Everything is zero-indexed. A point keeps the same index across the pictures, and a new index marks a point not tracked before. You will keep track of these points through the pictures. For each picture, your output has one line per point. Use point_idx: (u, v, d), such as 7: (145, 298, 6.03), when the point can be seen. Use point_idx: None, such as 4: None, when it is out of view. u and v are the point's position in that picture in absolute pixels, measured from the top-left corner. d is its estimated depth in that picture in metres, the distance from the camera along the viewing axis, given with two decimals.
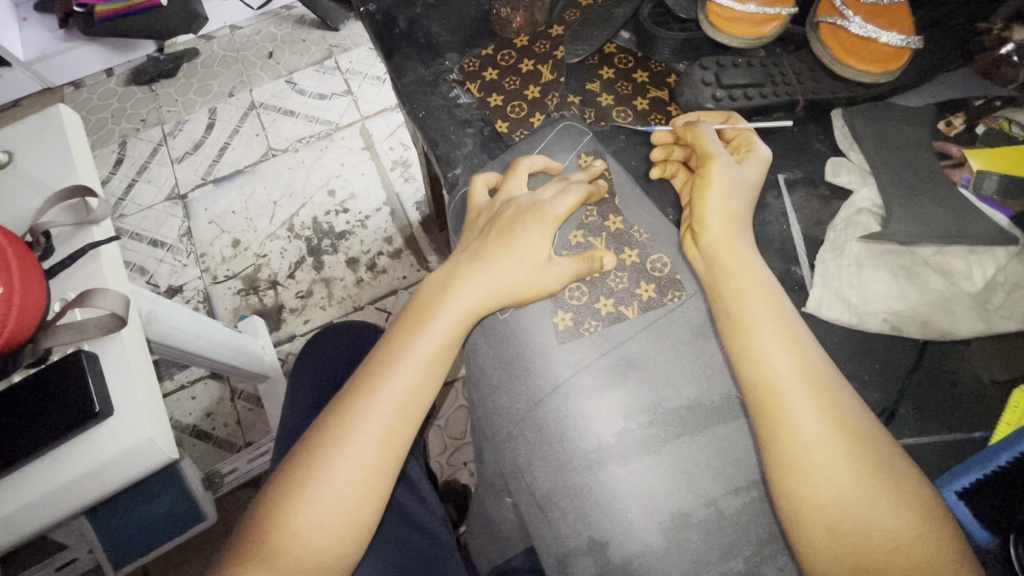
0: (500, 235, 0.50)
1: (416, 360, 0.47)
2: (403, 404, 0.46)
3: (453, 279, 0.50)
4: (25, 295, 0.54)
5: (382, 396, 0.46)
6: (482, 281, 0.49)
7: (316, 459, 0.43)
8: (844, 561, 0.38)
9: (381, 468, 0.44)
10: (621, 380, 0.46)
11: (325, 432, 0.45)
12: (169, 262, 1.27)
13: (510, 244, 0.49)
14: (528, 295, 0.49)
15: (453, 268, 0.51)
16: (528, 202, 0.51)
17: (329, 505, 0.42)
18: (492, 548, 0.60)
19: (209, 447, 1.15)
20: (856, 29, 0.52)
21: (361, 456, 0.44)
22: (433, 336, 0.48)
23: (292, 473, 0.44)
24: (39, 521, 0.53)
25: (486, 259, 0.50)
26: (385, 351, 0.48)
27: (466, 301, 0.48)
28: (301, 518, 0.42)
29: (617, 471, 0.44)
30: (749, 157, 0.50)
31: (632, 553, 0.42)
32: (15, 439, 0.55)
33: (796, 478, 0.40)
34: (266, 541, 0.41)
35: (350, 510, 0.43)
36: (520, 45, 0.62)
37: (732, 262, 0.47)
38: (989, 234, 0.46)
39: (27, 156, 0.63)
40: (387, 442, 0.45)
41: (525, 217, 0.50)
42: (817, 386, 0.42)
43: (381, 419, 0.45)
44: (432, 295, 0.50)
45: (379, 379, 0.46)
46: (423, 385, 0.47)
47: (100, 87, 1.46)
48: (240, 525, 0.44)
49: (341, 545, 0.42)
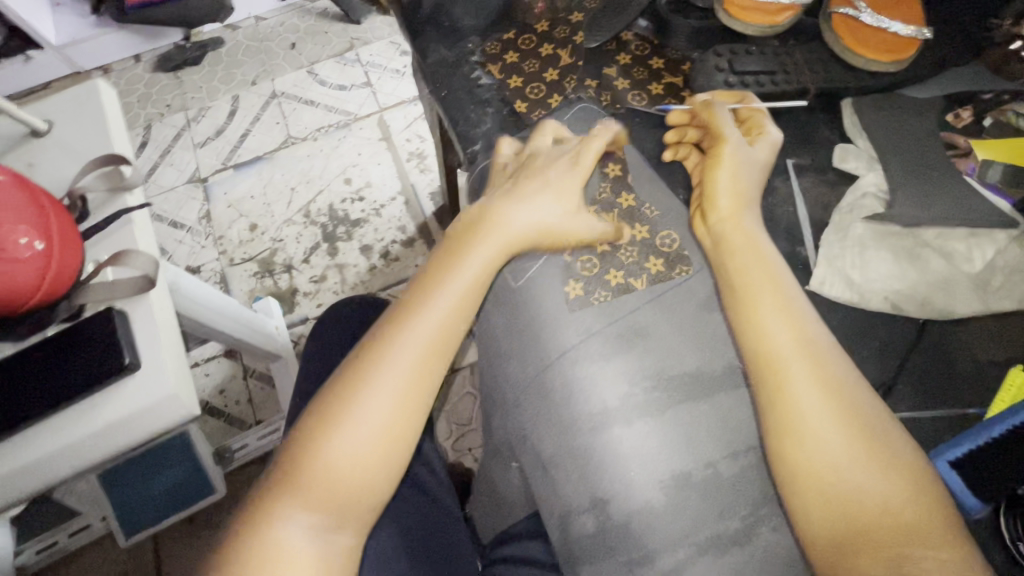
0: (533, 178, 0.53)
1: (446, 302, 0.48)
2: (433, 345, 0.47)
3: (482, 226, 0.52)
4: (63, 253, 0.56)
5: (412, 337, 0.47)
6: (516, 223, 0.51)
7: (351, 389, 0.45)
8: (837, 522, 0.40)
9: (413, 399, 0.46)
10: (626, 348, 0.48)
11: (361, 362, 0.46)
12: (188, 243, 1.30)
13: (544, 187, 0.52)
14: (562, 239, 0.52)
15: (481, 214, 0.53)
16: (555, 155, 0.54)
17: (363, 435, 0.44)
18: (496, 514, 0.62)
19: (220, 424, 1.18)
20: (868, 19, 0.54)
21: (392, 394, 0.45)
22: (462, 279, 0.49)
23: (325, 406, 0.45)
24: (60, 470, 0.56)
25: (520, 198, 0.52)
26: (418, 290, 0.50)
27: (493, 249, 0.50)
28: (334, 454, 0.43)
29: (620, 432, 0.45)
30: (760, 139, 0.52)
31: (632, 511, 0.44)
32: (42, 389, 0.57)
33: (792, 443, 0.42)
34: (303, 467, 0.43)
35: (385, 438, 0.44)
36: (541, 31, 0.63)
37: (739, 241, 0.49)
38: (992, 218, 0.47)
39: (65, 125, 0.66)
40: (415, 381, 0.46)
41: (560, 164, 0.53)
42: (816, 356, 0.43)
43: (415, 353, 0.46)
44: (461, 241, 0.52)
45: (412, 315, 0.48)
46: (454, 322, 0.48)
47: (127, 72, 1.51)
48: (270, 460, 0.45)
49: (375, 474, 0.44)
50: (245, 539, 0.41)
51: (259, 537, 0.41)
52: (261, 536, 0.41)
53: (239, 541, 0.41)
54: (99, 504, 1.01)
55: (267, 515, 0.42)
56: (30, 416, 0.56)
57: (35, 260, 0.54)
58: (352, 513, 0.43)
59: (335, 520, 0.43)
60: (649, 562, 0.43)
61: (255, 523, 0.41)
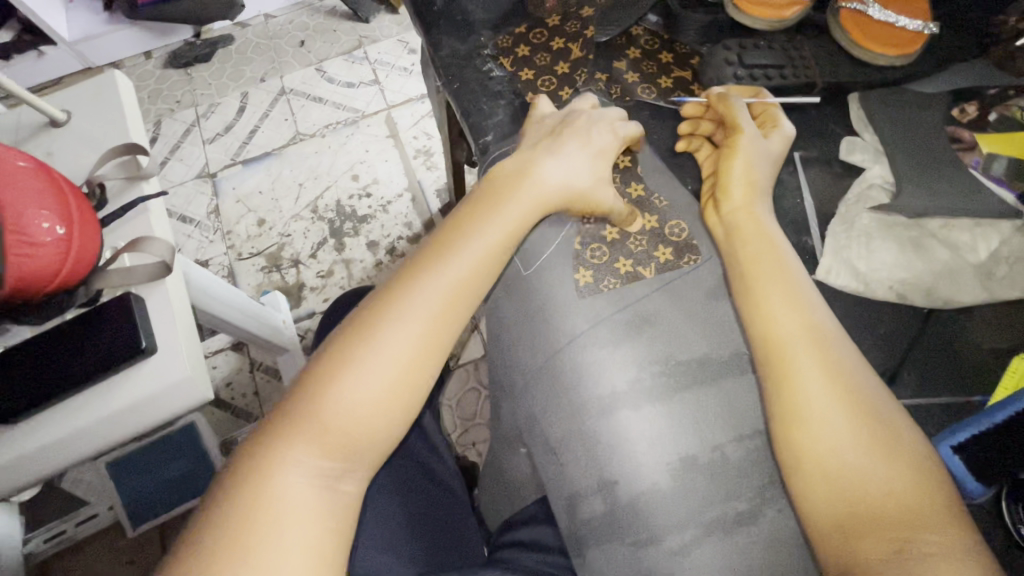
0: (569, 138, 0.53)
1: (474, 253, 0.49)
2: (453, 297, 0.47)
3: (517, 181, 0.51)
4: (82, 241, 0.55)
5: (435, 286, 0.47)
6: (550, 182, 0.51)
7: (374, 329, 0.45)
8: (840, 504, 0.41)
9: (432, 347, 0.46)
10: (634, 335, 0.49)
11: (387, 302, 0.46)
12: (197, 237, 1.32)
13: (582, 147, 0.53)
14: (591, 206, 0.52)
15: (516, 168, 0.52)
16: (589, 120, 0.54)
17: (382, 375, 0.44)
18: (503, 499, 0.63)
19: (227, 416, 1.18)
20: (875, 14, 0.55)
21: (409, 342, 0.45)
22: (490, 234, 0.49)
23: (347, 341, 0.45)
24: (72, 453, 0.56)
25: (558, 155, 0.52)
26: (448, 239, 0.50)
27: (523, 207, 0.51)
28: (347, 397, 0.43)
29: (628, 415, 0.46)
30: (774, 132, 0.53)
31: (638, 492, 0.45)
32: (56, 372, 0.57)
33: (797, 427, 0.43)
34: (318, 402, 0.43)
35: (402, 382, 0.44)
36: (552, 24, 0.63)
37: (750, 230, 0.49)
38: (997, 210, 0.48)
39: (84, 116, 0.67)
40: (432, 331, 0.46)
41: (600, 126, 0.54)
42: (821, 343, 0.44)
43: (439, 302, 0.47)
44: (491, 194, 0.52)
45: (441, 263, 0.48)
46: (481, 275, 0.49)
47: (139, 68, 1.53)
48: (278, 399, 0.45)
49: (388, 418, 0.44)
50: (248, 474, 0.40)
51: (263, 473, 0.40)
52: (265, 473, 0.40)
53: (242, 476, 0.40)
54: (107, 492, 1.02)
55: (273, 452, 0.41)
56: (44, 398, 0.56)
57: (56, 245, 0.52)
58: (357, 460, 0.43)
59: (340, 465, 0.43)
60: (655, 542, 0.44)
61: (260, 460, 0.41)
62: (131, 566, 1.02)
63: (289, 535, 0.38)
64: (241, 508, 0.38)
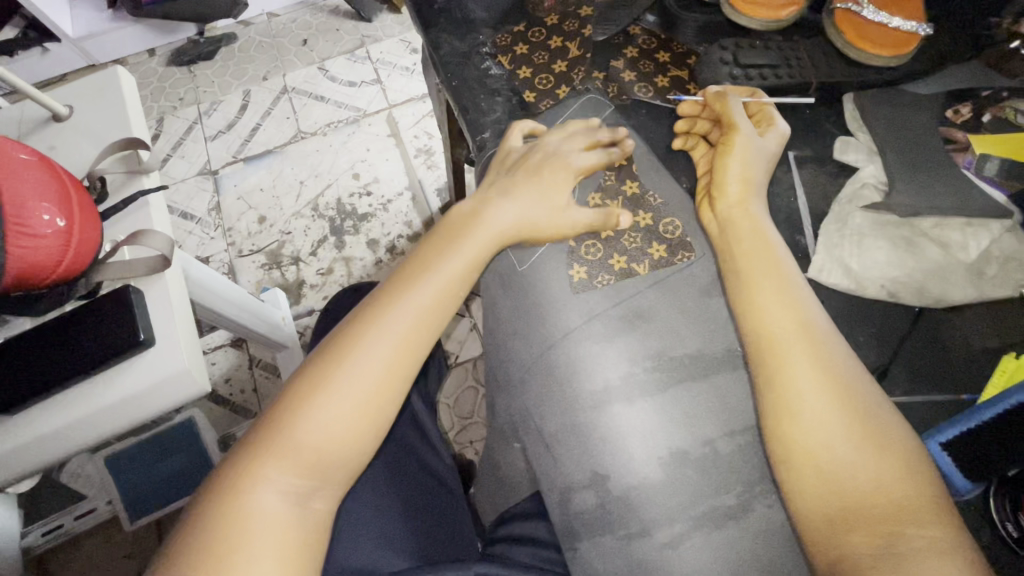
0: (527, 176, 0.55)
1: (439, 279, 0.50)
2: (419, 322, 0.49)
3: (476, 217, 0.54)
4: (82, 233, 0.56)
5: (401, 312, 0.48)
6: (508, 214, 0.53)
7: (341, 355, 0.46)
8: (829, 498, 0.41)
9: (400, 370, 0.47)
10: (628, 330, 0.49)
11: (354, 329, 0.48)
12: (198, 234, 1.32)
13: (534, 183, 0.54)
14: (548, 233, 0.53)
15: (472, 209, 0.55)
16: (552, 151, 0.55)
17: (350, 398, 0.45)
18: (498, 495, 0.64)
19: (226, 412, 1.18)
20: (869, 15, 0.55)
21: (377, 366, 0.46)
22: (455, 262, 0.51)
23: (316, 367, 0.46)
24: (70, 445, 0.57)
25: (514, 192, 0.54)
26: (412, 269, 0.51)
27: (486, 235, 0.53)
28: (316, 420, 0.44)
29: (621, 409, 0.47)
30: (770, 131, 0.53)
31: (630, 485, 0.45)
32: (54, 364, 0.57)
33: (789, 421, 0.43)
34: (289, 424, 0.44)
35: (371, 403, 0.46)
36: (550, 24, 0.64)
37: (746, 228, 0.50)
38: (988, 210, 0.49)
39: (86, 111, 0.68)
40: (400, 355, 0.47)
41: (554, 162, 0.55)
42: (812, 338, 0.45)
43: (404, 327, 0.48)
44: (456, 226, 0.54)
45: (405, 291, 0.50)
46: (445, 300, 0.50)
47: (142, 66, 1.54)
48: (250, 425, 0.46)
49: (358, 438, 0.45)
50: (221, 496, 0.41)
51: (235, 494, 0.41)
52: (238, 494, 0.41)
53: (215, 499, 0.41)
54: (105, 487, 1.01)
55: (245, 473, 0.42)
56: (43, 390, 0.56)
57: (58, 237, 0.53)
58: (329, 479, 0.44)
59: (311, 484, 0.43)
60: (646, 535, 0.44)
61: (232, 481, 0.42)
62: (129, 559, 1.03)
63: (261, 551, 0.39)
64: (213, 528, 0.39)
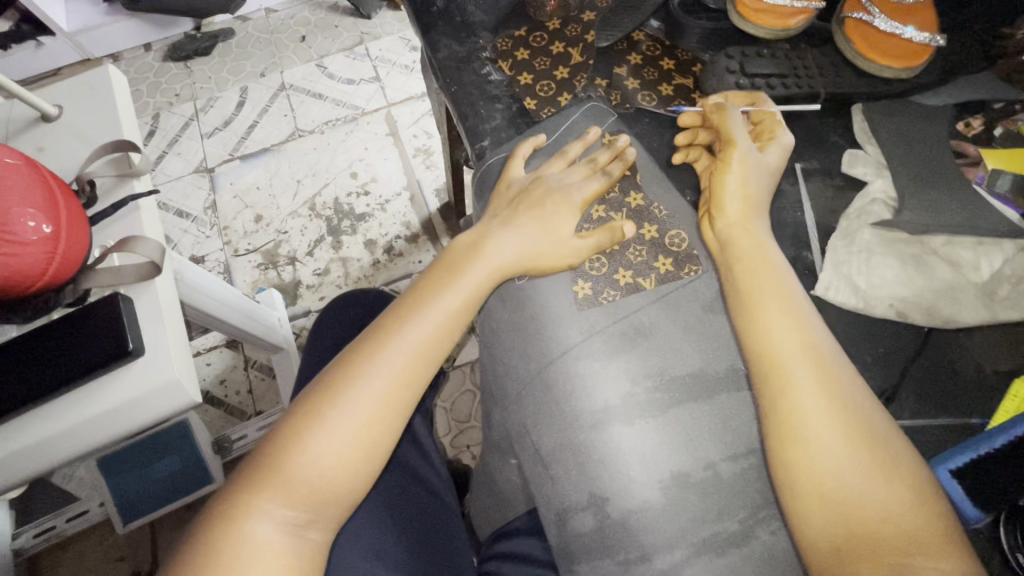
0: (528, 208, 0.54)
1: (439, 310, 0.49)
2: (419, 353, 0.48)
3: (478, 247, 0.53)
4: (70, 237, 0.54)
5: (401, 343, 0.47)
6: (510, 245, 0.52)
7: (338, 385, 0.45)
8: (834, 527, 0.40)
9: (397, 402, 0.46)
10: (629, 347, 0.48)
11: (352, 360, 0.47)
12: (193, 233, 1.30)
13: (537, 215, 0.53)
14: (549, 264, 0.51)
15: (475, 240, 0.54)
16: (556, 183, 0.55)
17: (345, 432, 0.44)
18: (494, 510, 0.62)
19: (220, 414, 1.16)
20: (881, 24, 0.53)
21: (373, 398, 0.45)
22: (454, 293, 0.50)
23: (313, 398, 0.45)
24: (50, 459, 0.54)
25: (516, 224, 0.53)
26: (413, 299, 0.50)
27: (489, 266, 0.52)
28: (311, 452, 0.43)
29: (621, 431, 0.45)
30: (772, 144, 0.52)
31: (631, 508, 0.44)
32: (38, 374, 0.55)
33: (793, 448, 0.42)
34: (284, 456, 0.43)
35: (366, 436, 0.44)
36: (552, 28, 0.62)
37: (744, 247, 0.49)
38: (999, 228, 0.48)
39: (74, 110, 0.66)
40: (397, 388, 0.46)
41: (557, 196, 0.54)
42: (816, 361, 0.43)
43: (402, 358, 0.47)
44: (458, 257, 0.53)
45: (405, 321, 0.48)
46: (444, 332, 0.49)
47: (137, 61, 1.51)
48: (246, 453, 0.45)
49: (354, 471, 0.44)
50: (214, 527, 0.40)
51: (229, 525, 0.40)
52: (231, 525, 0.40)
53: (209, 528, 0.40)
54: (97, 489, 0.99)
55: (239, 503, 0.41)
56: (27, 400, 0.54)
57: (44, 244, 0.51)
58: (324, 511, 0.43)
59: (306, 515, 0.42)
60: (645, 561, 0.43)
61: (226, 512, 0.41)
62: (122, 561, 1.02)
63: None
64: (205, 559, 0.38)
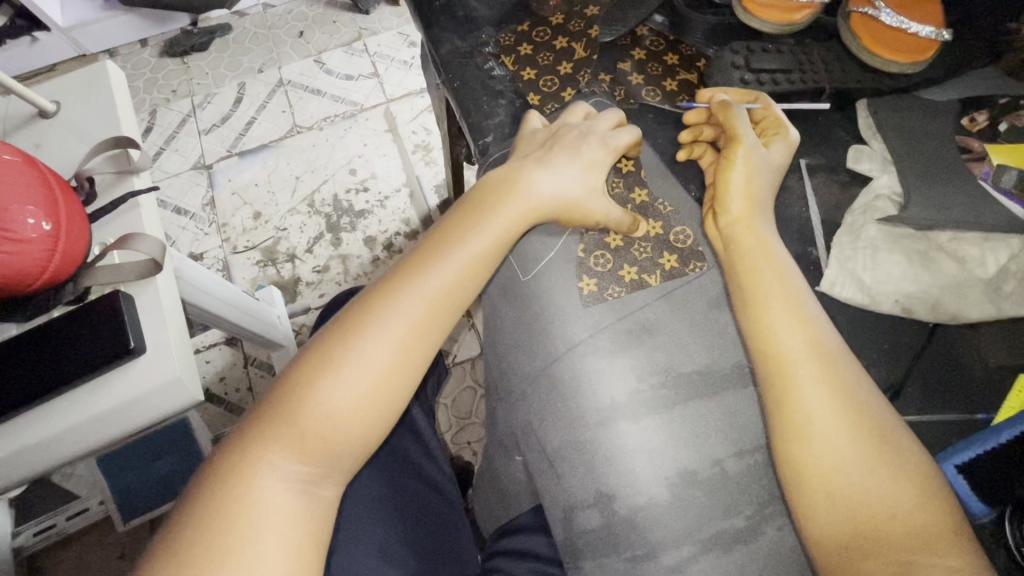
0: (565, 148, 0.51)
1: (459, 258, 0.48)
2: (437, 303, 0.46)
3: (506, 188, 0.50)
4: (70, 234, 0.53)
5: (420, 291, 0.46)
6: (543, 190, 0.50)
7: (353, 332, 0.44)
8: (843, 525, 0.40)
9: (413, 351, 0.45)
10: (634, 344, 0.48)
11: (366, 307, 0.45)
12: (191, 230, 1.30)
13: (575, 156, 0.51)
14: (585, 212, 0.51)
15: (505, 175, 0.51)
16: (585, 131, 0.52)
17: (359, 383, 0.43)
18: (499, 504, 0.63)
19: (220, 411, 1.16)
20: (889, 20, 0.53)
21: (389, 347, 0.44)
22: (477, 242, 0.48)
23: (327, 346, 0.44)
24: (50, 458, 0.54)
25: (552, 160, 0.51)
26: (434, 244, 0.48)
27: (517, 211, 0.49)
28: (324, 402, 0.42)
29: (627, 428, 0.45)
30: (776, 140, 0.52)
31: (637, 505, 0.44)
32: (37, 373, 0.55)
33: (799, 445, 0.42)
34: (296, 406, 0.42)
35: (380, 388, 0.44)
36: (555, 23, 0.62)
37: (750, 243, 0.48)
38: (1007, 223, 0.47)
39: (72, 107, 0.65)
40: (414, 339, 0.45)
41: (591, 140, 0.52)
42: (823, 358, 0.43)
43: (419, 308, 0.46)
44: (480, 201, 0.50)
45: (424, 269, 0.47)
46: (466, 281, 0.48)
47: (134, 56, 1.50)
48: (256, 401, 0.45)
49: (366, 424, 0.43)
50: (223, 479, 0.40)
51: (239, 478, 0.40)
52: (241, 477, 0.40)
53: (216, 479, 0.40)
54: (97, 487, 0.99)
55: (250, 455, 0.41)
56: (26, 401, 0.54)
57: (43, 242, 0.51)
58: (335, 465, 0.43)
59: (317, 471, 0.42)
60: (652, 557, 0.43)
61: (235, 466, 0.40)
62: (122, 560, 1.01)
63: (268, 547, 0.38)
64: (213, 512, 0.38)
